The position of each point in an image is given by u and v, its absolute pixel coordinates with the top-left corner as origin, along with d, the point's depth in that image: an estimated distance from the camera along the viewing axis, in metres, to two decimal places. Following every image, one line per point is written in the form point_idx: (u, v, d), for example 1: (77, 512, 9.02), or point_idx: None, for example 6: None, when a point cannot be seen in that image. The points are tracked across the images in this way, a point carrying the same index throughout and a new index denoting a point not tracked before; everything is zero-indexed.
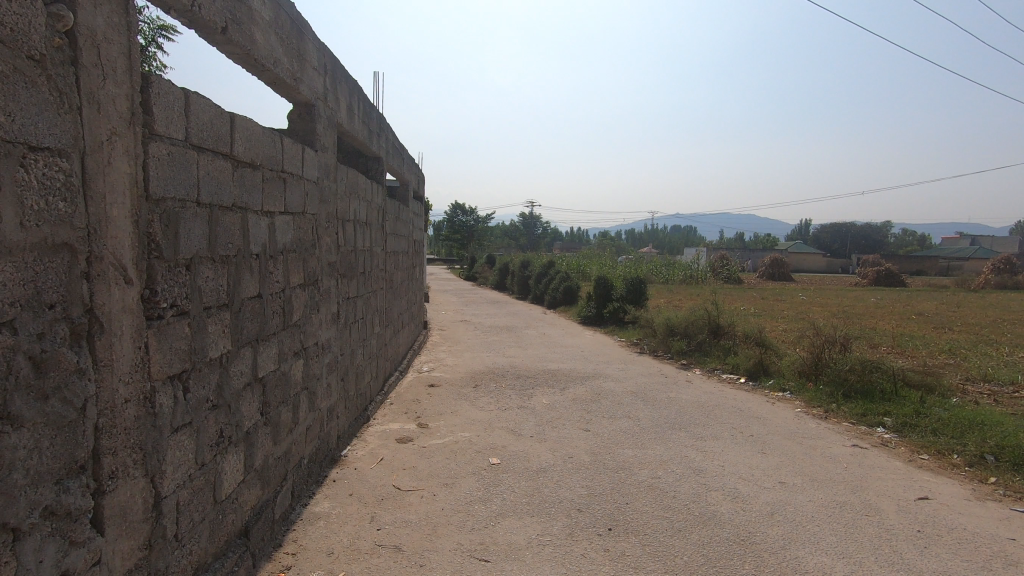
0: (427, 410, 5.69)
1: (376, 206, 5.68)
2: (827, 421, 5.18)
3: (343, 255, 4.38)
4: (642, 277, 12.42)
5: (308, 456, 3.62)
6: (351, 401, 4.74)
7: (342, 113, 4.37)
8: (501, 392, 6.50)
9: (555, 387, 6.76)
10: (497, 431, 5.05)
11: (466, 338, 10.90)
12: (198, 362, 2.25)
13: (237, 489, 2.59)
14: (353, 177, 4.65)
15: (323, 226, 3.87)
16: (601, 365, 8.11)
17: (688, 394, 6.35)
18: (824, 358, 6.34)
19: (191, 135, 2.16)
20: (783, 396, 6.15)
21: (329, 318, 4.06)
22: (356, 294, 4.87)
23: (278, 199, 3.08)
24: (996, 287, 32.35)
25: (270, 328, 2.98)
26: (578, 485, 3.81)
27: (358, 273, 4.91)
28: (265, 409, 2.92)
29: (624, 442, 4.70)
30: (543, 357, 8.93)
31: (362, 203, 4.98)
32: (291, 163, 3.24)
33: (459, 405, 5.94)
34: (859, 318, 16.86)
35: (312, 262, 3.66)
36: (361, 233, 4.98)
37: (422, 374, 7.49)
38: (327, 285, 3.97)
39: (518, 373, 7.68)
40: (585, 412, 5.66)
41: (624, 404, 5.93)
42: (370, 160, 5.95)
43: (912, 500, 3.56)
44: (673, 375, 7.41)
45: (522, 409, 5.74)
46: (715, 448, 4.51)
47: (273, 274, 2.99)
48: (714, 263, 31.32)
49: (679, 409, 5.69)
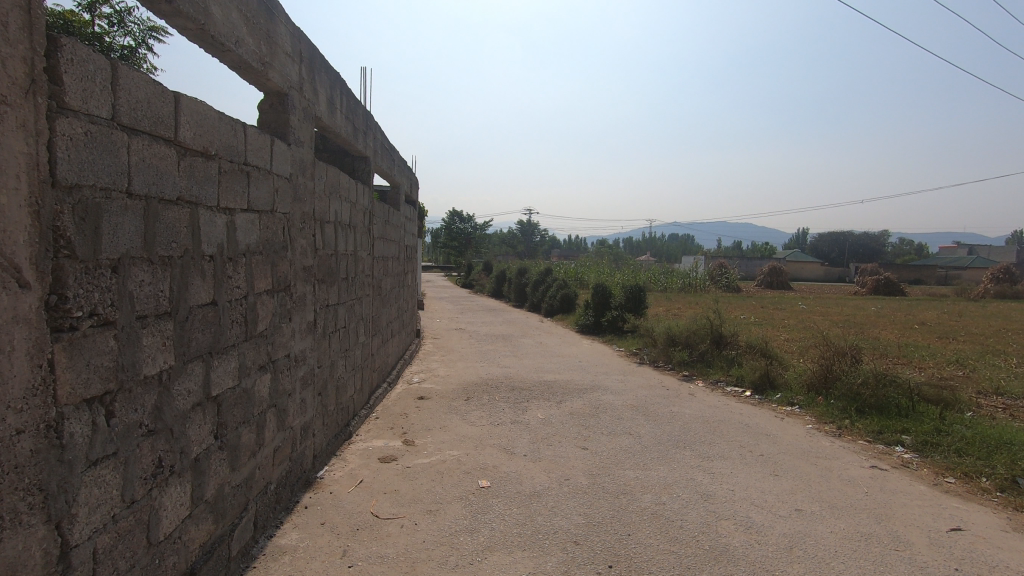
0: (414, 426, 5.34)
1: (361, 207, 5.35)
2: (841, 439, 4.85)
3: (322, 258, 4.05)
4: (641, 285, 12.10)
5: (277, 481, 3.28)
6: (330, 416, 4.40)
7: (321, 106, 4.05)
8: (494, 406, 6.15)
9: (551, 400, 6.41)
10: (488, 449, 4.70)
11: (460, 347, 10.55)
12: (128, 382, 1.92)
13: (180, 527, 2.24)
14: (334, 175, 4.34)
15: (296, 227, 3.54)
16: (600, 376, 7.76)
17: (692, 408, 6.02)
18: (834, 371, 6.02)
19: (121, 114, 1.84)
20: (793, 410, 5.82)
21: (304, 328, 3.72)
22: (337, 301, 4.53)
23: (240, 195, 2.75)
24: (996, 297, 32.12)
25: (227, 340, 2.64)
26: (575, 512, 3.47)
27: (340, 279, 4.58)
28: (220, 431, 2.58)
29: (625, 462, 4.36)
30: (539, 367, 8.58)
31: (344, 204, 4.66)
32: (257, 155, 2.91)
33: (449, 419, 5.59)
34: (860, 327, 16.57)
35: (283, 266, 3.32)
36: (344, 235, 4.66)
37: (411, 385, 7.14)
38: (301, 292, 3.64)
39: (513, 384, 7.34)
40: (583, 427, 5.32)
41: (625, 420, 5.58)
42: (356, 160, 5.65)
43: (944, 532, 3.22)
44: (675, 387, 7.08)
45: (516, 425, 5.39)
46: (723, 469, 4.16)
47: (232, 279, 2.66)
48: (713, 271, 31.08)
49: (683, 425, 5.35)
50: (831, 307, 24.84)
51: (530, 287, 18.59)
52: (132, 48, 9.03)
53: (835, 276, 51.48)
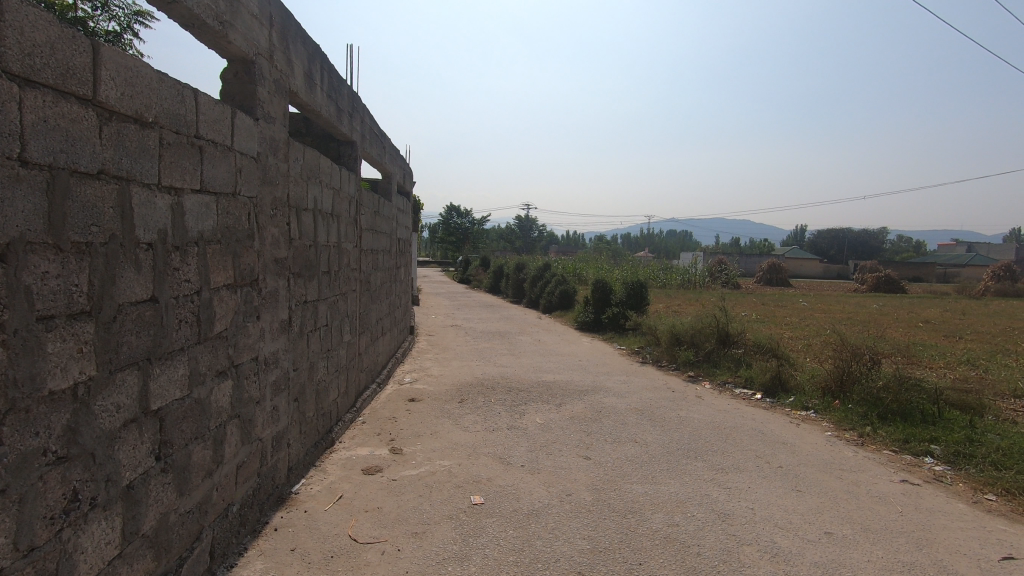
0: (403, 432, 4.95)
1: (346, 195, 4.94)
2: (864, 448, 4.49)
3: (298, 250, 3.66)
4: (643, 281, 11.71)
5: (241, 501, 2.89)
6: (309, 423, 4.01)
7: (297, 80, 3.63)
8: (489, 409, 5.76)
9: (550, 403, 6.03)
10: (482, 458, 4.32)
11: (455, 345, 10.16)
12: (24, 400, 1.53)
13: (106, 571, 1.86)
14: (314, 157, 3.94)
15: (266, 214, 3.14)
16: (601, 377, 7.39)
17: (701, 412, 5.65)
18: (852, 374, 5.67)
19: (9, 61, 1.44)
20: (808, 416, 5.45)
21: (275, 327, 3.33)
22: (318, 297, 4.15)
23: (191, 173, 2.35)
24: (997, 295, 31.86)
25: (173, 343, 2.24)
26: (578, 536, 3.09)
27: (320, 272, 4.19)
28: (163, 451, 2.19)
29: (632, 474, 3.98)
30: (537, 366, 8.20)
31: (326, 190, 4.27)
32: (213, 128, 2.51)
33: (440, 424, 5.20)
34: (864, 325, 16.26)
35: (248, 257, 2.92)
36: (326, 225, 4.26)
37: (403, 386, 6.75)
38: (271, 287, 3.24)
39: (510, 385, 6.95)
40: (585, 434, 4.94)
41: (630, 425, 5.20)
42: (342, 145, 5.26)
43: (995, 562, 2.86)
44: (681, 389, 6.70)
45: (512, 431, 5.01)
46: (740, 484, 3.79)
47: (179, 271, 2.26)
48: (713, 267, 30.75)
49: (692, 432, 4.98)
50: (833, 305, 24.53)
51: (528, 283, 18.20)
52: (118, 33, 8.58)
53: (835, 273, 51.15)
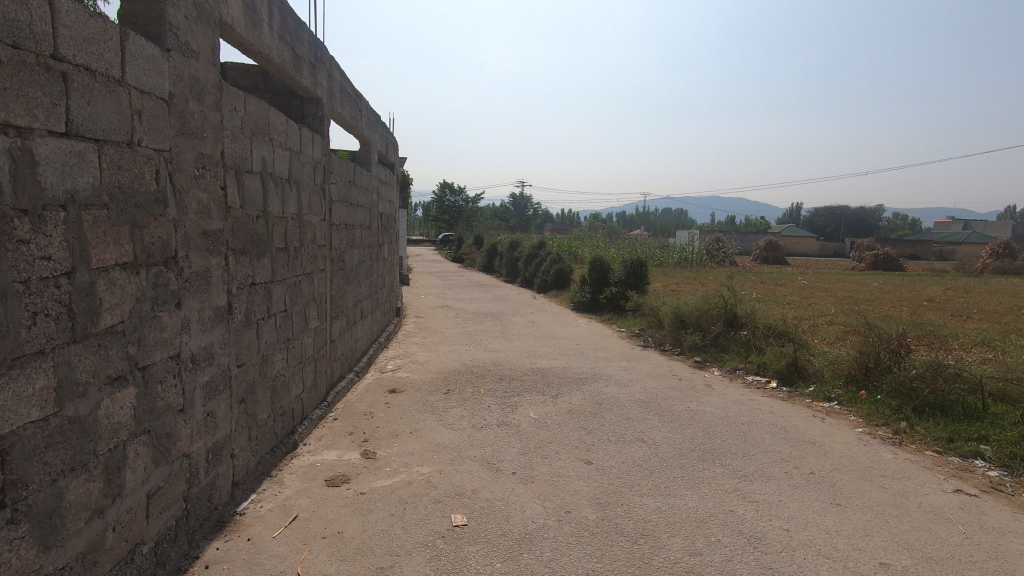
0: (379, 430, 4.35)
1: (309, 159, 4.26)
2: (904, 449, 3.94)
3: (239, 220, 3.00)
4: (644, 260, 11.08)
5: (156, 536, 2.29)
6: (262, 427, 3.41)
7: (232, 8, 2.93)
8: (478, 402, 5.18)
9: (545, 394, 5.45)
10: (467, 463, 3.74)
11: (444, 327, 9.55)
12: None
13: None
14: (261, 110, 3.26)
15: (186, 174, 2.48)
16: (601, 363, 6.82)
17: (712, 404, 5.09)
18: (879, 362, 5.14)
19: None
20: (832, 408, 4.91)
21: (207, 316, 2.70)
22: (271, 278, 3.51)
23: (49, 108, 1.69)
24: (996, 272, 31.54)
25: (23, 345, 1.62)
26: (580, 571, 2.52)
27: (274, 249, 3.54)
28: (9, 495, 1.57)
29: (640, 485, 3.41)
30: (532, 351, 7.61)
31: (281, 151, 3.60)
32: (87, 50, 1.84)
33: (422, 421, 4.61)
34: (868, 304, 15.80)
35: (159, 227, 2.27)
36: (281, 192, 3.60)
37: (384, 375, 6.15)
38: (198, 265, 2.60)
39: (502, 373, 6.36)
40: (585, 432, 4.36)
41: (635, 420, 4.63)
42: (306, 103, 4.58)
43: None
44: (689, 377, 6.14)
45: (503, 428, 4.43)
46: (769, 496, 3.22)
47: (29, 245, 1.62)
48: (710, 245, 30.20)
49: (706, 428, 4.41)
50: (833, 283, 24.01)
51: (523, 261, 17.57)
52: None
53: (832, 250, 50.68)
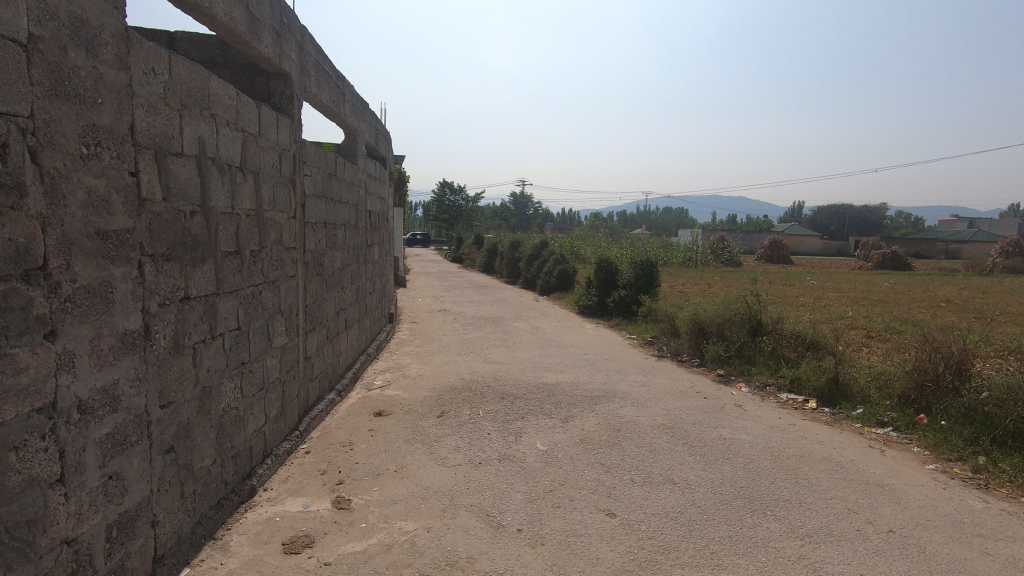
0: (356, 469, 3.65)
1: (273, 144, 3.55)
2: (996, 496, 3.23)
3: (162, 217, 2.30)
4: (654, 260, 10.36)
5: None
6: (203, 479, 2.70)
7: None
8: (475, 428, 4.48)
9: (552, 418, 4.74)
10: (461, 517, 3.04)
11: (440, 334, 8.86)
12: None
13: None
14: (197, 77, 2.56)
15: (64, 152, 1.78)
16: (614, 377, 6.12)
17: (749, 430, 4.40)
18: (941, 381, 4.44)
19: None
20: (890, 437, 4.21)
21: (106, 348, 2.00)
22: (216, 290, 2.80)
23: None
24: (1008, 271, 30.80)
25: None
26: None
27: (221, 253, 2.83)
28: None
29: (678, 549, 2.70)
30: (536, 362, 6.90)
31: (230, 132, 2.90)
32: None
33: (410, 455, 3.90)
34: (885, 307, 15.06)
35: (8, 225, 1.58)
36: (230, 182, 2.90)
37: (370, 394, 5.45)
38: (91, 278, 1.90)
39: (504, 389, 5.65)
40: (604, 469, 3.66)
41: (660, 453, 3.93)
42: (273, 79, 3.89)
43: None
44: (714, 395, 5.43)
45: (505, 465, 3.73)
46: (845, 569, 2.52)
47: None
48: (715, 245, 29.48)
49: (747, 463, 3.72)
50: (844, 283, 23.28)
51: (524, 262, 16.87)
52: None
53: (837, 250, 49.91)
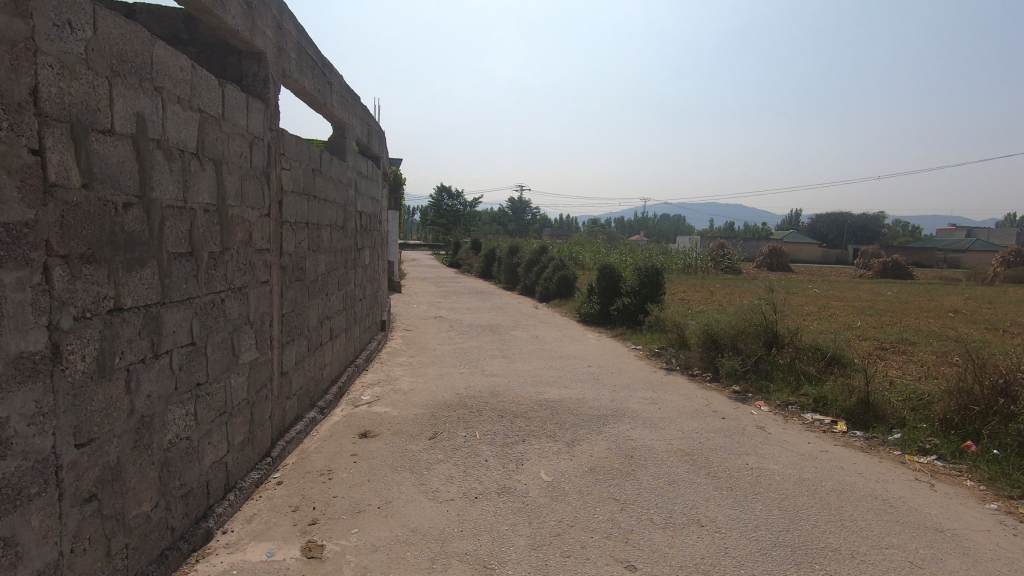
0: (333, 505, 3.16)
1: (241, 130, 3.08)
2: None
3: (80, 209, 1.84)
4: (660, 267, 9.91)
5: None
6: (139, 529, 2.23)
7: None
8: (471, 453, 4.00)
9: (557, 441, 4.27)
10: (454, 570, 2.56)
11: (435, 344, 8.37)
12: None
13: None
14: (135, 40, 2.10)
15: None
16: (622, 393, 5.65)
17: (777, 457, 3.93)
18: (988, 404, 4.00)
19: None
20: (937, 468, 3.76)
21: None
22: (161, 299, 2.33)
23: None
24: (1010, 281, 30.50)
25: None
26: None
27: (168, 253, 2.37)
28: None
29: None
30: (537, 375, 6.42)
31: (182, 111, 2.44)
32: None
33: (396, 487, 3.42)
34: (894, 317, 14.65)
35: None
36: (181, 171, 2.43)
37: (356, 411, 4.96)
38: None
39: (502, 407, 5.17)
40: (618, 506, 3.19)
41: (681, 485, 3.46)
42: (244, 59, 3.43)
43: None
44: (733, 416, 4.96)
45: (505, 500, 3.25)
46: None
47: None
48: (716, 252, 29.10)
49: (781, 499, 3.25)
50: (846, 292, 22.92)
51: (523, 268, 16.41)
52: None
53: (836, 258, 49.68)
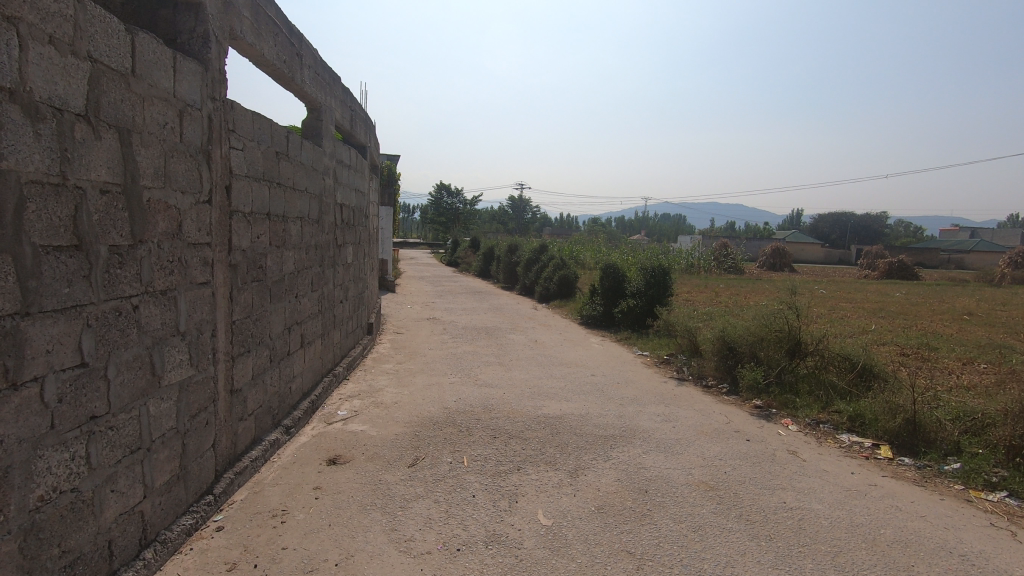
0: (279, 562, 2.53)
1: (164, 94, 2.46)
2: None
3: None
4: (667, 267, 9.27)
5: None
6: None
7: None
8: (456, 486, 3.38)
9: (558, 470, 3.65)
10: None
11: (426, 348, 7.74)
12: None
13: None
14: None
15: None
16: (631, 409, 5.02)
17: (819, 493, 3.32)
18: None
19: None
20: (1012, 510, 3.15)
21: None
22: (22, 309, 1.72)
23: None
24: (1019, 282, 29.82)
25: None
26: None
27: (33, 246, 1.75)
28: None
29: None
30: (535, 386, 5.80)
31: (60, 56, 1.83)
32: None
33: (361, 535, 2.79)
34: (910, 320, 13.97)
35: None
36: (56, 136, 1.82)
37: (328, 431, 4.33)
38: None
39: (495, 425, 4.55)
40: (633, 563, 2.57)
41: (708, 532, 2.85)
42: (178, 12, 2.80)
43: None
44: (759, 437, 4.34)
45: (494, 554, 2.63)
46: None
47: None
48: (720, 251, 28.43)
49: (834, 554, 2.63)
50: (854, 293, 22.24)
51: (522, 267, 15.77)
52: None
53: (839, 258, 49.01)
